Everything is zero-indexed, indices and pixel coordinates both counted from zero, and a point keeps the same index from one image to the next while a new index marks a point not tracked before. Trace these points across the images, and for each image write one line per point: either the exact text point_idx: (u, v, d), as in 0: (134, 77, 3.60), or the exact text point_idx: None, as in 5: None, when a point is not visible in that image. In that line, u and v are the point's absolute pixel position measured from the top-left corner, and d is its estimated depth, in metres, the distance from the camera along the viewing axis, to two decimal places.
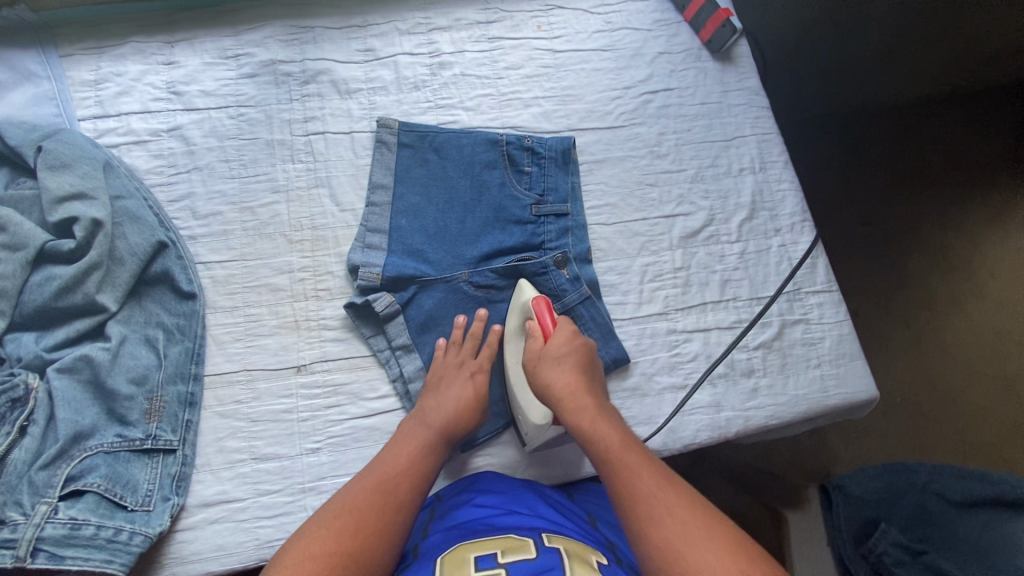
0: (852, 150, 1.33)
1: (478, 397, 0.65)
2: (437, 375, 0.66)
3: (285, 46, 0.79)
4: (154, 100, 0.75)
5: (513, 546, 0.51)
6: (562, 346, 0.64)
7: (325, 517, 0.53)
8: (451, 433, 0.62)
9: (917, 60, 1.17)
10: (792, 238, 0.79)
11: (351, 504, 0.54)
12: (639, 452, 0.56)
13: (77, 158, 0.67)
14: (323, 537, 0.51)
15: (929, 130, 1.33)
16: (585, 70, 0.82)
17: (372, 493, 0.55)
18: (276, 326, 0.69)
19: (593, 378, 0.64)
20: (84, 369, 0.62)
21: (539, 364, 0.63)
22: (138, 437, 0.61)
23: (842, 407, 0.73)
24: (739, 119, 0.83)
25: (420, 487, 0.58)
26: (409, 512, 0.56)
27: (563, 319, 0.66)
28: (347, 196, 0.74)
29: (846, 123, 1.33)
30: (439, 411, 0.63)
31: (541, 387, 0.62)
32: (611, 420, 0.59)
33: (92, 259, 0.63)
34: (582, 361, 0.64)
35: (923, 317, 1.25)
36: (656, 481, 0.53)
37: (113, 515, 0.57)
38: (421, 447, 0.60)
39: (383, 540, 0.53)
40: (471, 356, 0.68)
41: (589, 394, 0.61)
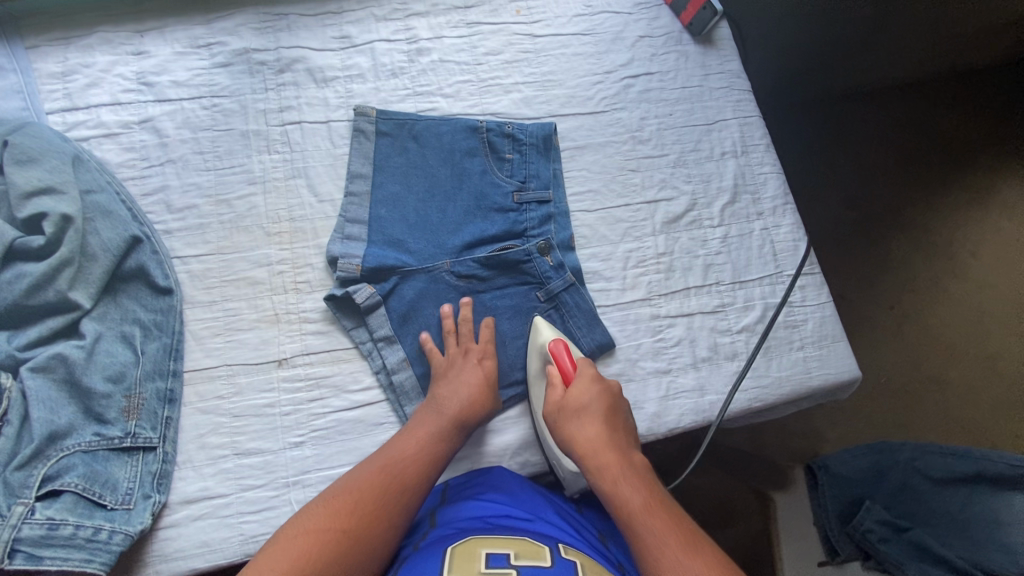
0: (836, 135, 1.34)
1: (487, 382, 0.66)
2: (444, 365, 0.66)
3: (258, 34, 0.77)
4: (124, 92, 0.73)
5: (525, 550, 0.52)
6: (582, 398, 0.63)
7: (327, 496, 0.55)
8: (466, 419, 0.63)
9: (895, 42, 1.17)
10: (775, 222, 0.79)
11: (354, 485, 0.56)
12: (664, 511, 0.55)
13: (45, 151, 0.65)
14: (319, 513, 0.53)
15: (910, 113, 1.34)
16: (566, 54, 0.81)
17: (375, 475, 0.57)
18: (255, 320, 0.68)
19: (618, 428, 0.63)
20: (58, 368, 0.60)
21: (559, 418, 0.63)
22: (117, 436, 0.60)
23: (826, 388, 0.74)
24: (720, 103, 0.82)
25: (426, 471, 0.59)
26: (410, 498, 0.57)
27: (584, 366, 0.66)
28: (325, 187, 0.73)
29: (829, 108, 1.34)
30: (453, 398, 0.63)
31: (564, 443, 0.62)
32: (637, 478, 0.59)
33: (63, 255, 0.61)
34: (605, 410, 0.63)
35: (906, 299, 1.26)
36: (682, 543, 0.52)
37: (92, 514, 0.56)
38: (430, 433, 0.61)
39: (382, 520, 0.54)
40: (473, 342, 0.68)
41: (613, 451, 0.61)
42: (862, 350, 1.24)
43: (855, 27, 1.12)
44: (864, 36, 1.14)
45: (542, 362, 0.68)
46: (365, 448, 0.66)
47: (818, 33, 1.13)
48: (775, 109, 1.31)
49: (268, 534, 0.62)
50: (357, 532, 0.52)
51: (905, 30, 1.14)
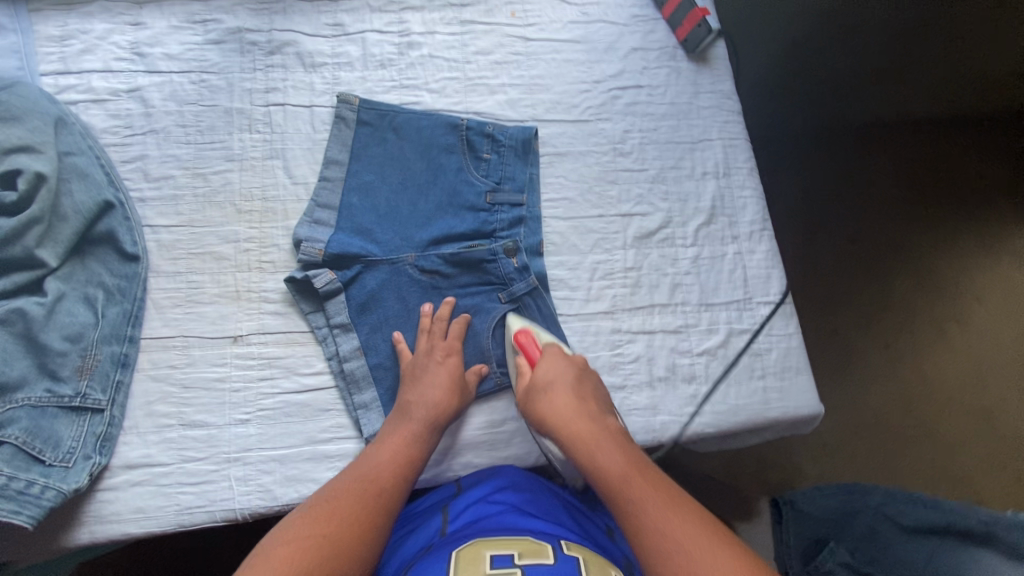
0: (847, 168, 1.29)
1: (454, 380, 0.66)
2: (411, 366, 0.67)
3: (254, 15, 0.78)
4: (117, 60, 0.75)
5: (530, 549, 0.52)
6: (549, 374, 0.63)
7: (307, 506, 0.56)
8: (436, 421, 0.63)
9: (912, 73, 1.16)
10: (750, 247, 0.78)
11: (332, 493, 0.56)
12: (642, 475, 0.57)
13: (30, 111, 0.66)
14: (300, 521, 0.53)
15: (922, 153, 1.30)
16: (557, 60, 0.81)
17: (352, 482, 0.58)
18: (216, 295, 0.69)
19: (592, 399, 0.63)
20: (16, 322, 0.61)
21: (531, 400, 0.63)
22: (67, 394, 0.61)
23: (785, 421, 0.72)
24: (707, 122, 0.81)
25: (404, 473, 0.60)
26: (389, 501, 0.57)
27: (549, 348, 0.66)
28: (300, 169, 0.73)
29: (839, 139, 1.30)
30: (421, 403, 0.63)
31: (540, 423, 0.62)
32: (614, 445, 0.59)
33: (34, 212, 0.62)
34: (576, 383, 0.64)
35: (904, 339, 1.23)
36: (664, 505, 0.53)
37: (29, 469, 0.57)
38: (404, 437, 0.62)
39: (361, 523, 0.54)
40: (441, 338, 0.68)
41: (588, 422, 0.61)
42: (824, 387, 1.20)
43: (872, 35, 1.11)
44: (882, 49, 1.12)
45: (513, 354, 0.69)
46: (309, 432, 0.66)
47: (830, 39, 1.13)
48: (782, 135, 1.28)
49: (202, 507, 0.63)
50: (335, 534, 0.52)
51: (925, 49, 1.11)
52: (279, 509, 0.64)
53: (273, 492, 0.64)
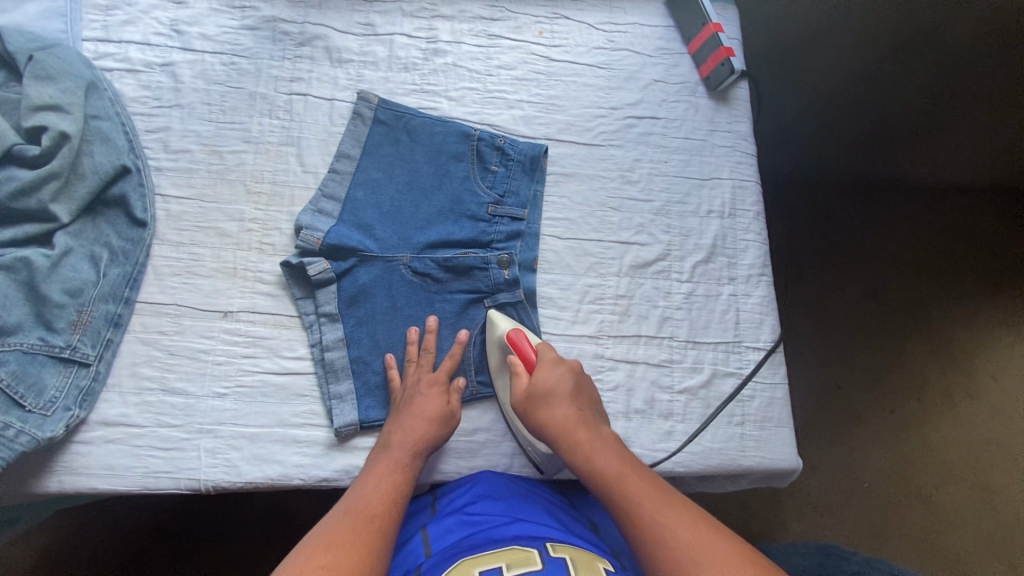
0: (877, 225, 1.25)
1: (440, 411, 0.66)
2: (400, 395, 0.67)
3: (290, 6, 0.81)
4: (156, 35, 0.78)
5: (517, 557, 0.52)
6: (548, 378, 0.64)
7: (301, 546, 0.54)
8: (418, 448, 0.64)
9: (930, 137, 1.18)
10: (746, 290, 0.77)
11: (324, 529, 0.55)
12: (637, 476, 0.57)
13: (64, 73, 0.70)
14: (299, 559, 0.52)
15: (957, 219, 1.24)
16: (576, 83, 0.82)
17: (343, 513, 0.57)
18: (213, 270, 0.71)
19: (587, 405, 0.64)
20: (21, 270, 0.64)
21: (527, 404, 0.63)
22: (58, 345, 0.63)
23: (759, 471, 0.71)
24: (719, 161, 0.81)
25: (393, 496, 0.59)
26: (382, 521, 0.57)
27: (544, 351, 0.66)
28: (312, 159, 0.76)
29: (875, 195, 1.25)
30: (403, 433, 0.64)
31: (537, 429, 0.63)
32: (609, 449, 0.60)
33: (53, 168, 0.65)
34: (573, 389, 0.64)
35: (909, 406, 1.19)
36: (659, 505, 0.54)
37: (8, 412, 0.59)
38: (385, 467, 0.62)
39: (358, 551, 0.53)
40: (428, 371, 0.69)
41: (584, 427, 0.62)
42: (813, 445, 1.17)
43: (887, 84, 1.16)
44: (920, 92, 1.15)
45: (502, 355, 0.69)
46: (282, 414, 0.68)
47: (869, 77, 1.16)
48: (814, 184, 1.26)
49: (168, 473, 0.64)
50: (335, 563, 0.51)
51: (956, 105, 1.14)
52: (241, 486, 0.65)
53: (238, 469, 0.65)
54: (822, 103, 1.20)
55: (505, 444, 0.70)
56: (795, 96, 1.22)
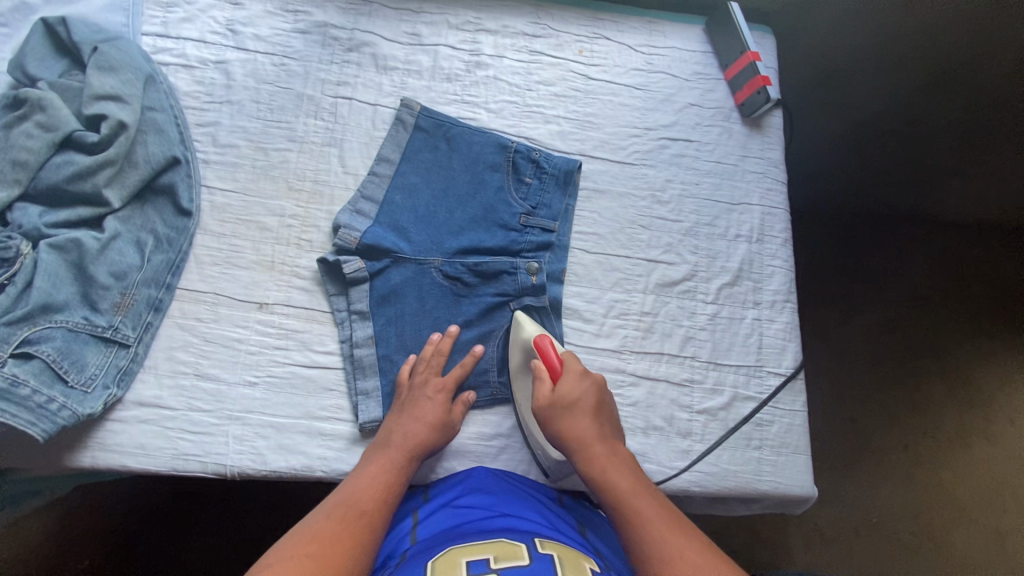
0: (897, 253, 1.26)
1: (441, 419, 0.67)
2: (406, 394, 0.68)
3: (341, 13, 0.84)
4: (212, 33, 0.81)
5: (505, 552, 0.53)
6: (574, 391, 0.65)
7: (291, 536, 0.56)
8: (415, 452, 0.65)
9: (949, 177, 1.18)
10: (770, 315, 0.78)
11: (315, 521, 0.57)
12: (649, 497, 0.59)
13: (125, 65, 0.73)
14: (286, 549, 0.54)
15: (982, 254, 1.25)
16: (613, 102, 0.84)
17: (333, 506, 0.58)
18: (252, 262, 0.73)
19: (607, 417, 0.65)
20: (72, 251, 0.66)
21: (550, 410, 0.64)
22: (100, 325, 0.66)
23: (774, 497, 0.71)
24: (750, 187, 0.82)
25: (385, 497, 0.61)
26: (369, 520, 0.58)
27: (569, 360, 0.67)
28: (353, 161, 0.78)
29: (896, 225, 1.27)
30: (402, 433, 0.65)
31: (555, 436, 0.63)
32: (624, 464, 0.61)
33: (110, 155, 0.68)
34: (596, 402, 0.65)
35: (923, 440, 1.18)
36: (669, 528, 0.56)
37: (52, 386, 0.61)
38: (383, 464, 0.63)
39: (344, 545, 0.55)
40: (435, 374, 0.69)
41: (602, 439, 0.63)
42: (823, 475, 1.16)
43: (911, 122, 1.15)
44: (953, 134, 1.13)
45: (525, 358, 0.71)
46: (309, 407, 0.69)
47: (899, 112, 1.15)
48: (838, 210, 1.26)
49: (196, 456, 0.66)
50: (319, 554, 0.53)
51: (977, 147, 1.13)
52: (266, 474, 0.67)
53: (263, 457, 0.67)
54: (859, 131, 1.19)
55: (524, 451, 0.71)
56: (828, 125, 1.20)
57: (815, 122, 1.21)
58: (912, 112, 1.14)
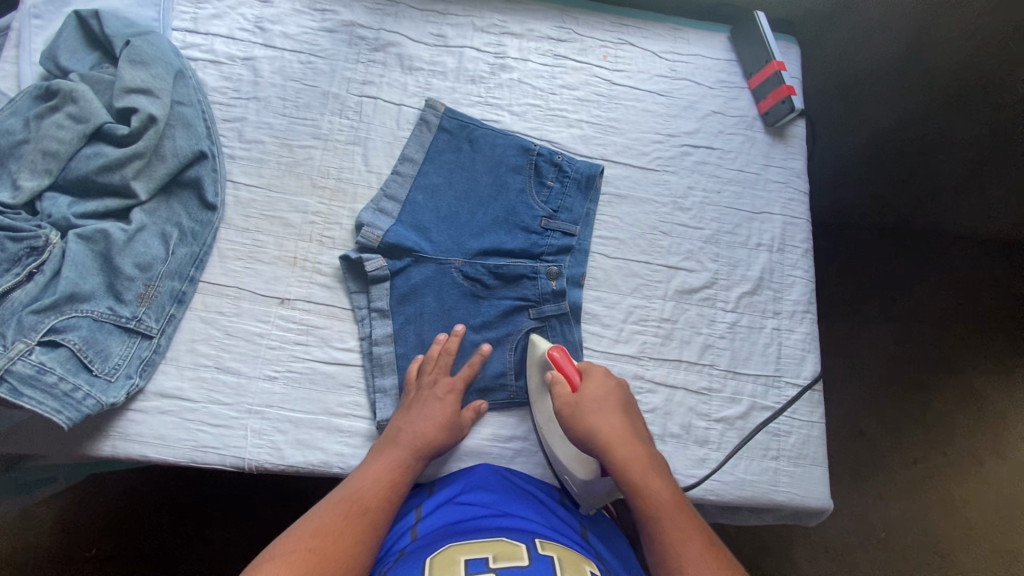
0: (917, 268, 1.24)
1: (448, 420, 0.67)
2: (414, 393, 0.69)
3: (368, 13, 0.84)
4: (240, 30, 0.82)
5: (504, 553, 0.54)
6: (598, 393, 0.65)
7: (295, 527, 0.57)
8: (421, 451, 0.65)
9: (970, 193, 1.18)
10: (789, 326, 0.78)
11: (318, 514, 0.58)
12: (679, 505, 0.58)
13: (156, 59, 0.74)
14: (289, 542, 0.55)
15: (1005, 273, 1.22)
16: (636, 108, 0.84)
17: (337, 501, 0.59)
18: (275, 257, 0.74)
19: (633, 421, 0.65)
20: (99, 242, 0.67)
21: (578, 412, 0.64)
22: (124, 315, 0.66)
23: (790, 508, 0.71)
24: (772, 196, 0.82)
25: (387, 495, 0.61)
26: (371, 518, 0.59)
27: (592, 367, 0.67)
28: (377, 160, 0.78)
29: (917, 241, 1.24)
30: (410, 431, 0.65)
31: (583, 437, 0.63)
32: (655, 469, 0.61)
33: (139, 148, 0.69)
34: (622, 406, 0.65)
35: (933, 459, 1.17)
36: (699, 540, 0.56)
37: (77, 374, 0.62)
38: (389, 462, 0.63)
39: (345, 541, 0.56)
40: (445, 374, 0.70)
41: (631, 442, 0.62)
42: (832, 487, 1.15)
43: (933, 133, 1.16)
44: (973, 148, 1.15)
45: (541, 369, 0.70)
46: (328, 403, 0.70)
47: (920, 125, 1.16)
48: (858, 221, 1.25)
49: (215, 449, 0.67)
50: (320, 549, 0.55)
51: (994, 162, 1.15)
52: (284, 468, 0.67)
53: (281, 452, 0.67)
54: (882, 141, 1.19)
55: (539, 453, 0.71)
56: (851, 136, 1.20)
57: (838, 131, 1.20)
58: (932, 126, 1.16)
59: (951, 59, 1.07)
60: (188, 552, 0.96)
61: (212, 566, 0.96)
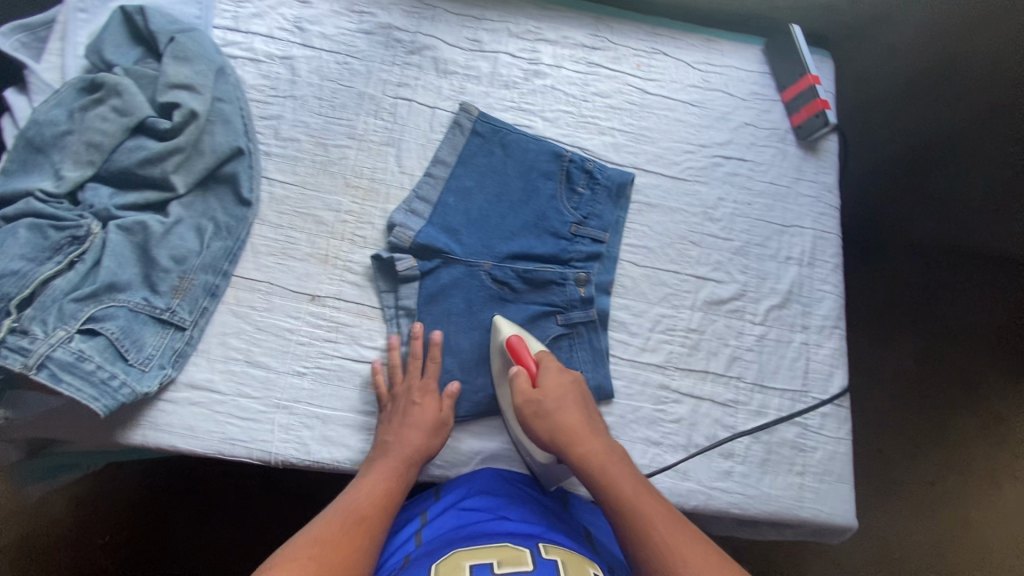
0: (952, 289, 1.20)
1: (432, 424, 0.67)
2: (391, 402, 0.68)
3: (405, 16, 0.85)
4: (280, 29, 0.83)
5: (509, 557, 0.54)
6: (557, 389, 0.66)
7: (296, 537, 0.56)
8: (413, 458, 0.65)
9: (1002, 214, 1.14)
10: (817, 341, 0.77)
11: (319, 524, 0.57)
12: (645, 492, 0.59)
13: (199, 55, 0.75)
14: (290, 551, 0.54)
15: None
16: (668, 118, 0.84)
17: (336, 512, 0.59)
18: (307, 254, 0.74)
19: (591, 414, 0.66)
20: (138, 233, 0.69)
21: (536, 410, 0.64)
22: (159, 306, 0.67)
23: (814, 525, 0.70)
24: (803, 210, 0.82)
25: (385, 504, 0.61)
26: (371, 526, 0.58)
27: (545, 361, 0.68)
28: (410, 161, 0.79)
29: (946, 261, 1.21)
30: (398, 440, 0.65)
31: (544, 436, 0.63)
32: (616, 461, 0.62)
33: (179, 143, 0.70)
34: (579, 401, 0.66)
35: (950, 479, 1.15)
36: (670, 523, 0.56)
37: (114, 363, 0.63)
38: (384, 471, 0.63)
39: (346, 551, 0.55)
40: (418, 377, 0.69)
41: (590, 436, 0.63)
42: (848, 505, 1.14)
43: (962, 155, 1.14)
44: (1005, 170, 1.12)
45: (501, 360, 0.70)
46: (354, 400, 0.70)
47: (950, 145, 1.14)
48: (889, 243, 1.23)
49: (243, 441, 0.67)
50: (323, 557, 0.53)
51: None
52: (309, 464, 0.68)
53: (307, 447, 0.68)
54: (913, 156, 1.17)
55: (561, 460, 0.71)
56: (881, 148, 1.19)
57: (867, 141, 1.20)
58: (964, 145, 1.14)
59: (986, 77, 1.09)
60: (198, 548, 0.97)
61: (221, 564, 0.96)
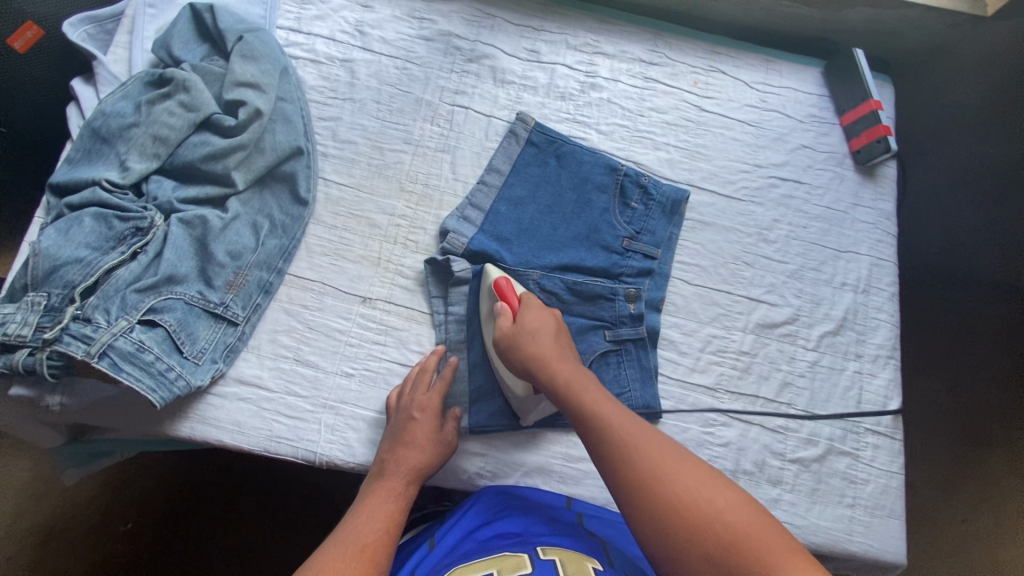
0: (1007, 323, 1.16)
1: (433, 441, 0.65)
2: (394, 419, 0.66)
3: (465, 24, 0.86)
4: (342, 32, 0.84)
5: (507, 565, 0.55)
6: (533, 318, 0.65)
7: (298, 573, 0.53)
8: (412, 478, 0.63)
9: None
10: (871, 370, 0.75)
11: (321, 556, 0.55)
12: (610, 404, 0.59)
13: (265, 54, 0.76)
14: None
15: None
16: (724, 136, 0.83)
17: (336, 541, 0.56)
18: (360, 256, 0.75)
19: (563, 339, 0.65)
20: (197, 227, 0.69)
21: (509, 333, 0.63)
22: (213, 300, 0.68)
23: (863, 560, 0.68)
24: (859, 236, 0.80)
25: (388, 527, 0.59)
26: (377, 552, 0.56)
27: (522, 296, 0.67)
28: (464, 168, 0.79)
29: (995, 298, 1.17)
30: (400, 460, 0.64)
31: (514, 357, 0.63)
32: (584, 378, 0.61)
33: (243, 140, 0.71)
34: (553, 326, 0.65)
35: (985, 518, 1.11)
36: (630, 426, 0.57)
37: (170, 355, 0.64)
38: (385, 495, 0.61)
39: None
40: (423, 393, 0.67)
41: (558, 356, 0.62)
42: None
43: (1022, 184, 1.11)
44: None
45: (490, 302, 0.69)
46: None
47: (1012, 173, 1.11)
48: (942, 271, 1.20)
49: (289, 440, 0.67)
50: None
51: None
52: (352, 466, 0.68)
53: (352, 449, 0.68)
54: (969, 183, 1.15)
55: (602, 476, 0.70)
56: (930, 176, 1.19)
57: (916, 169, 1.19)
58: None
59: None
60: (223, 542, 0.97)
61: (244, 561, 0.96)
